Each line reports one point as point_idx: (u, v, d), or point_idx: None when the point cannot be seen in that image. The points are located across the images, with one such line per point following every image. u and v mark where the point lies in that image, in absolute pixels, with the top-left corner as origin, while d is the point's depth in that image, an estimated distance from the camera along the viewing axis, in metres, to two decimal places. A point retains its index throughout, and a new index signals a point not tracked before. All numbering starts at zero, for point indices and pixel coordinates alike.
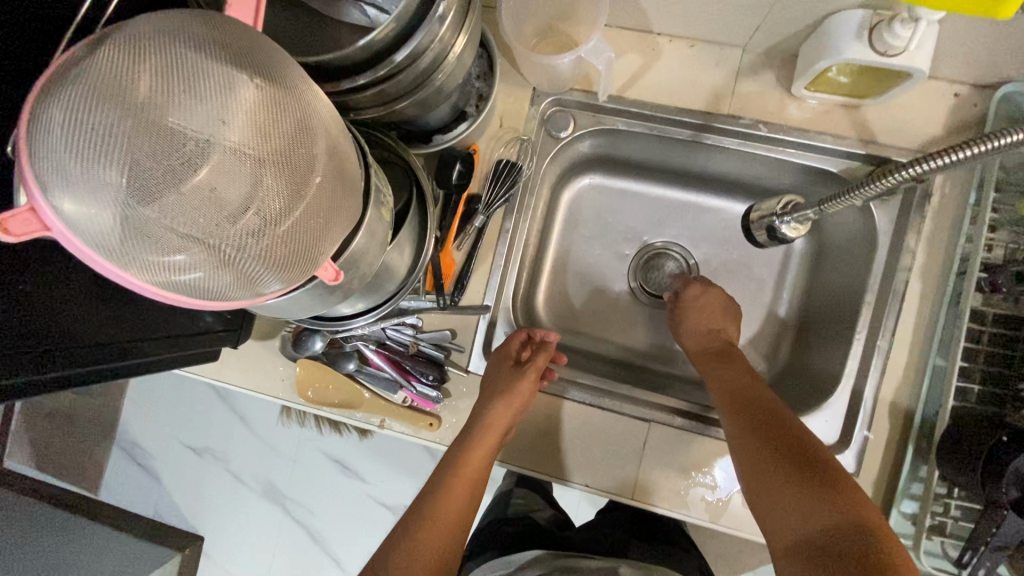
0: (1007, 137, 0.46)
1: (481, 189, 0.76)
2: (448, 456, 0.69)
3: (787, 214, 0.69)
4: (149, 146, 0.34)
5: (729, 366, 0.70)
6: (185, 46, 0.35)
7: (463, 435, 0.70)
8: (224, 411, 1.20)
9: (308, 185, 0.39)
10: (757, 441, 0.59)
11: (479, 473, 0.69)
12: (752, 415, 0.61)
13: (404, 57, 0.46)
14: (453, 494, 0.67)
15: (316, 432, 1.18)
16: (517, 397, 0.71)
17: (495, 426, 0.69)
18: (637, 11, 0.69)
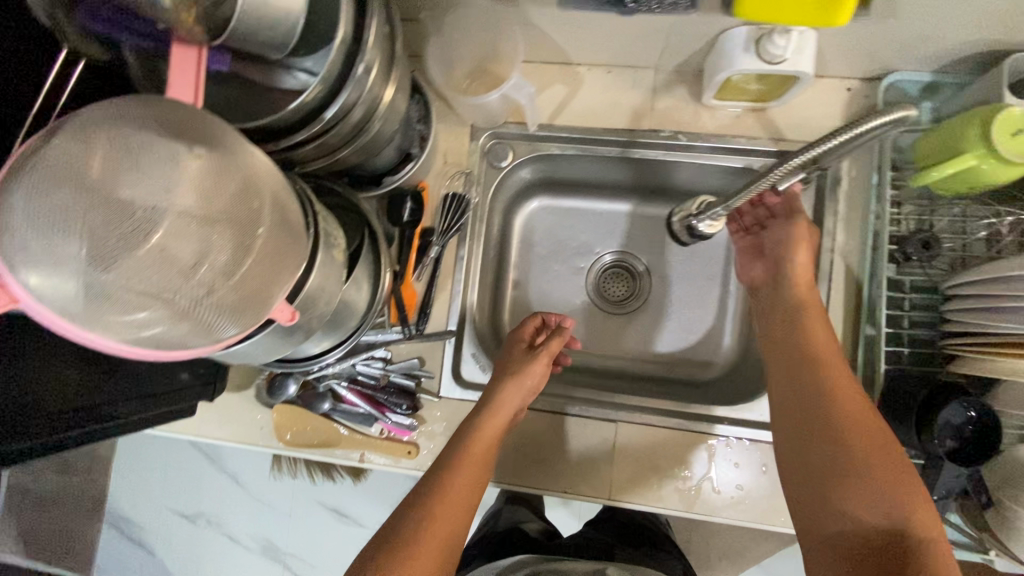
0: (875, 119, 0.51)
1: (433, 223, 0.80)
2: (457, 433, 0.70)
3: (702, 214, 0.73)
4: (105, 220, 0.38)
5: (810, 336, 0.65)
6: (132, 128, 0.40)
7: (473, 413, 0.71)
8: (209, 469, 1.19)
9: (256, 237, 0.43)
10: (819, 432, 0.59)
11: (488, 454, 0.68)
12: (828, 401, 0.60)
13: (333, 113, 0.50)
14: (463, 469, 0.66)
15: (310, 482, 1.17)
16: (528, 378, 0.74)
17: (505, 405, 0.71)
18: (555, 47, 0.76)
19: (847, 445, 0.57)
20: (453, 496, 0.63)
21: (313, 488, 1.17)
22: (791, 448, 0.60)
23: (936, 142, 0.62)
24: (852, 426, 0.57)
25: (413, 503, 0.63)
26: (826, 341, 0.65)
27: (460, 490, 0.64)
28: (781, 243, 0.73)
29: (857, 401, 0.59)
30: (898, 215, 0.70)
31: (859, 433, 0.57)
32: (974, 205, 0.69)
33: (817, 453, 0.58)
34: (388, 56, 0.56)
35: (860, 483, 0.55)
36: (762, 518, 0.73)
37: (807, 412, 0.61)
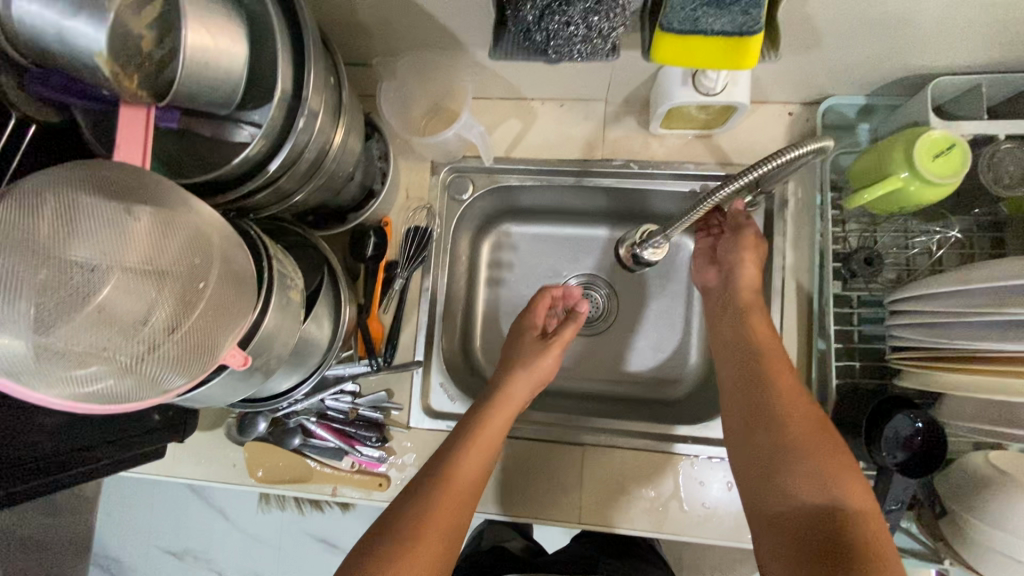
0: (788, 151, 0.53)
1: (397, 256, 0.82)
2: (462, 424, 0.71)
3: (645, 242, 0.75)
4: (49, 281, 0.40)
5: (753, 332, 0.69)
6: (81, 190, 0.42)
7: (477, 406, 0.73)
8: (195, 505, 1.18)
9: (200, 291, 0.45)
10: (763, 415, 0.63)
11: (494, 446, 0.69)
12: (769, 392, 0.64)
13: (278, 166, 0.52)
14: (469, 458, 0.67)
15: (298, 513, 1.16)
16: (540, 366, 0.77)
17: (516, 392, 0.74)
18: (507, 85, 0.79)
19: (786, 432, 0.60)
20: (459, 485, 0.65)
21: (303, 519, 1.16)
22: (734, 431, 0.65)
23: (869, 162, 0.65)
24: (790, 415, 0.61)
25: (419, 489, 0.64)
26: (770, 336, 0.68)
27: (466, 478, 0.66)
28: (732, 254, 0.75)
29: (795, 392, 0.63)
30: (842, 233, 0.73)
31: (797, 421, 0.61)
32: (911, 221, 0.72)
33: (760, 441, 0.62)
34: (335, 104, 0.59)
35: (797, 466, 0.58)
36: (731, 536, 0.73)
37: (751, 404, 0.65)
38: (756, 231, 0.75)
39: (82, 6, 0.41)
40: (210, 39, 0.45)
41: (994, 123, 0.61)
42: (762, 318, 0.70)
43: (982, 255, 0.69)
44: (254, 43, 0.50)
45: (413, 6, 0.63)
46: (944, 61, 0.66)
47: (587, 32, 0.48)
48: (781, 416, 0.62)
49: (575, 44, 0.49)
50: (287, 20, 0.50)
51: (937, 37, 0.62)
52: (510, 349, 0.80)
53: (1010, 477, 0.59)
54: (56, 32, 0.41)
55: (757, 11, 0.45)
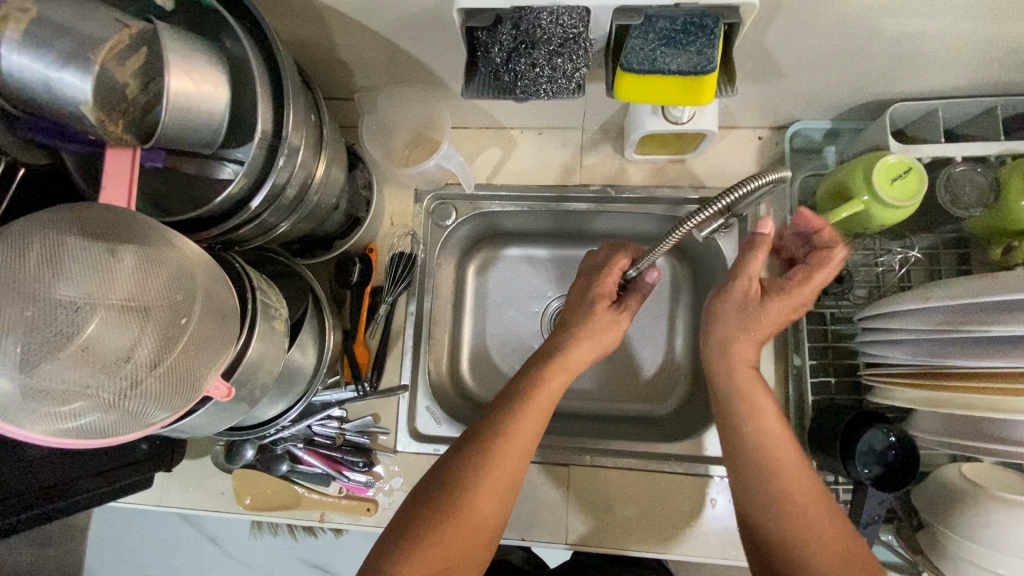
0: (751, 180, 0.52)
1: (382, 281, 0.83)
2: (470, 449, 0.62)
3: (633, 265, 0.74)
4: (33, 322, 0.41)
5: (749, 411, 0.62)
6: (68, 232, 0.43)
7: (487, 425, 0.64)
8: (186, 535, 1.16)
9: (183, 326, 0.46)
10: (806, 538, 0.56)
11: (511, 478, 0.62)
12: (782, 485, 0.58)
13: (259, 202, 0.54)
14: (481, 493, 0.60)
15: (291, 540, 1.15)
16: (604, 336, 0.73)
17: (574, 362, 0.71)
18: (487, 115, 0.82)
19: (809, 531, 0.57)
20: (494, 477, 0.61)
21: (297, 545, 1.14)
22: (774, 553, 0.58)
23: (835, 185, 0.67)
24: (808, 510, 0.57)
25: (454, 472, 0.61)
26: (768, 411, 0.61)
27: (504, 472, 0.61)
28: (755, 309, 0.63)
29: (802, 475, 0.59)
30: None
31: (815, 515, 0.57)
32: (879, 239, 0.73)
33: (781, 544, 0.57)
34: (316, 139, 0.61)
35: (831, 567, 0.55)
36: (716, 553, 0.74)
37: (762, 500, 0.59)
38: (754, 285, 0.62)
39: (68, 60, 0.43)
40: (192, 85, 0.47)
41: (949, 146, 0.64)
42: (763, 393, 0.62)
43: (949, 270, 0.71)
44: (235, 86, 0.53)
45: (391, 44, 0.66)
46: (899, 89, 0.70)
47: (551, 72, 0.53)
48: (796, 514, 0.57)
49: (541, 83, 0.54)
50: (267, 64, 0.53)
51: (889, 65, 0.65)
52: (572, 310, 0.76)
53: (983, 488, 0.60)
54: (44, 83, 0.44)
55: (710, 51, 0.49)
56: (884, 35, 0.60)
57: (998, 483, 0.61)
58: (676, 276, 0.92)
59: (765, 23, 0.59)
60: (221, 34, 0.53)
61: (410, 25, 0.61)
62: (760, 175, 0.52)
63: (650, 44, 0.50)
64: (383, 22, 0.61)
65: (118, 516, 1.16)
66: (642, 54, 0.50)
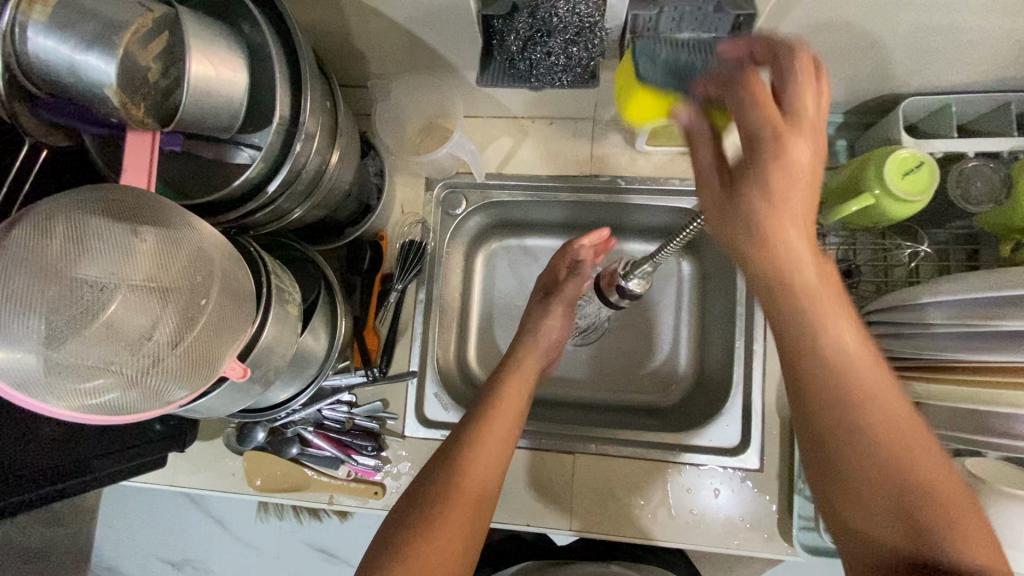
0: None
1: (392, 268, 0.84)
2: (448, 458, 0.64)
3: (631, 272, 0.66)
4: (58, 299, 0.42)
5: (837, 341, 0.45)
6: (91, 212, 0.44)
7: (468, 415, 0.69)
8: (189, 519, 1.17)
9: (203, 306, 0.47)
10: (871, 453, 0.44)
11: (496, 459, 0.65)
12: (873, 418, 0.45)
13: (276, 187, 0.54)
14: (461, 498, 0.60)
15: (296, 523, 1.16)
16: (544, 330, 0.81)
17: (528, 362, 0.77)
18: (499, 105, 0.83)
19: (905, 469, 0.43)
20: (479, 453, 0.65)
21: (301, 529, 1.16)
22: (829, 476, 0.46)
23: (846, 179, 0.67)
24: (910, 454, 0.44)
25: (446, 456, 0.64)
26: (854, 333, 0.46)
27: (487, 448, 0.65)
28: (792, 179, 0.42)
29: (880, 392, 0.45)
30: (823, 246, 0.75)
31: (911, 443, 0.44)
32: (888, 235, 0.74)
33: (833, 455, 0.46)
34: (331, 126, 0.61)
35: (928, 500, 0.43)
36: (720, 542, 0.74)
37: (827, 440, 0.46)
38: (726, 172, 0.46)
39: (93, 42, 0.44)
40: (212, 70, 0.48)
41: (962, 142, 0.65)
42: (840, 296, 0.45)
43: (958, 266, 0.71)
44: (253, 71, 0.53)
45: (406, 32, 0.66)
46: (913, 83, 0.70)
47: (567, 61, 0.53)
48: (877, 454, 0.44)
49: (557, 73, 0.53)
50: (286, 50, 0.53)
51: (904, 60, 0.65)
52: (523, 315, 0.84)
53: (986, 484, 0.61)
54: (68, 65, 0.44)
55: None
56: (900, 28, 0.60)
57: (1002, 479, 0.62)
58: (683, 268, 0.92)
59: (782, 15, 0.59)
60: (241, 20, 0.54)
61: (426, 13, 0.61)
62: None
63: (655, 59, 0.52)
64: (400, 10, 0.62)
65: (128, 497, 1.18)
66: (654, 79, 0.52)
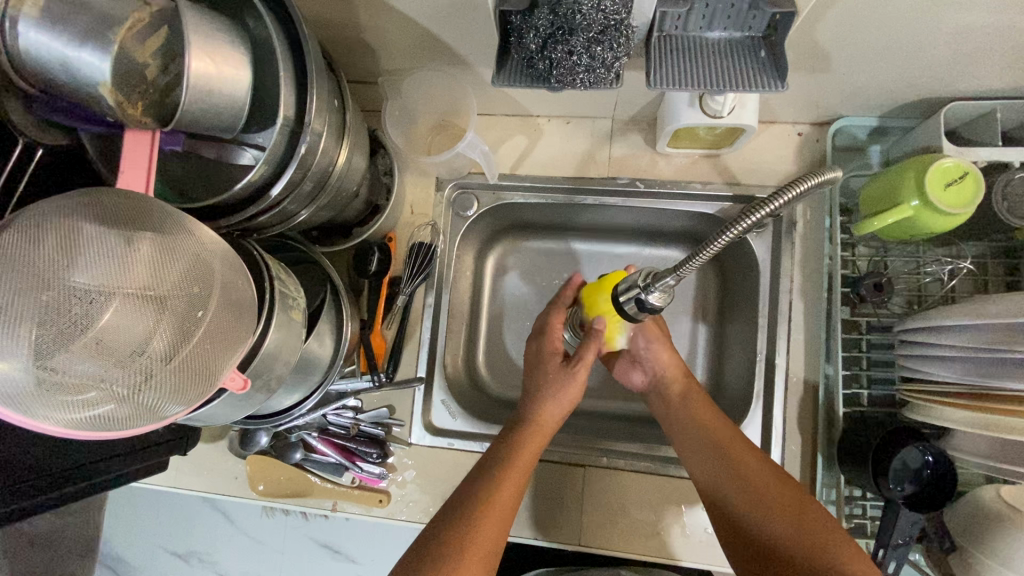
0: (789, 192, 0.50)
1: (401, 271, 0.82)
2: (454, 518, 0.61)
3: (650, 285, 0.60)
4: (47, 310, 0.40)
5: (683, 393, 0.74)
6: (83, 218, 0.42)
7: (477, 481, 0.65)
8: (159, 526, 1.02)
9: (199, 319, 0.45)
10: (706, 438, 0.68)
11: (497, 536, 0.60)
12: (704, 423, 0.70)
13: (279, 191, 0.52)
14: (467, 560, 0.57)
15: (303, 518, 0.97)
16: (569, 390, 0.73)
17: (548, 420, 0.72)
18: (514, 103, 0.80)
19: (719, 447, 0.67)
20: (484, 529, 0.60)
21: (309, 523, 0.98)
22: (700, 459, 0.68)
23: (879, 189, 0.63)
24: (724, 442, 0.67)
25: (446, 528, 0.60)
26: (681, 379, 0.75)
27: (491, 523, 0.61)
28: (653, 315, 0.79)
29: (773, 496, 0.61)
30: (851, 257, 0.72)
31: (736, 455, 0.66)
32: (923, 248, 0.71)
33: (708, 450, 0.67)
34: (338, 125, 0.58)
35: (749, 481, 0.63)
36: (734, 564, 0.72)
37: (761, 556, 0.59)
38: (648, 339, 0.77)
39: (87, 38, 0.42)
40: (213, 67, 0.45)
41: (1009, 150, 0.61)
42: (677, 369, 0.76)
43: (997, 282, 0.68)
44: (257, 68, 0.50)
45: (417, 26, 0.63)
46: (954, 88, 0.66)
47: (590, 61, 0.49)
48: (761, 508, 0.61)
49: (578, 73, 0.50)
50: (291, 47, 0.51)
51: (949, 63, 0.61)
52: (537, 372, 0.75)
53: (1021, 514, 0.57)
54: (61, 61, 0.42)
55: (755, 68, 0.50)
56: (948, 28, 0.55)
57: None
58: (704, 281, 0.89)
59: (819, 13, 0.55)
60: (245, 15, 0.51)
61: (439, 7, 0.58)
62: (799, 186, 0.49)
63: (677, 68, 0.50)
64: (413, 5, 0.59)
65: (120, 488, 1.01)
66: (676, 87, 0.49)
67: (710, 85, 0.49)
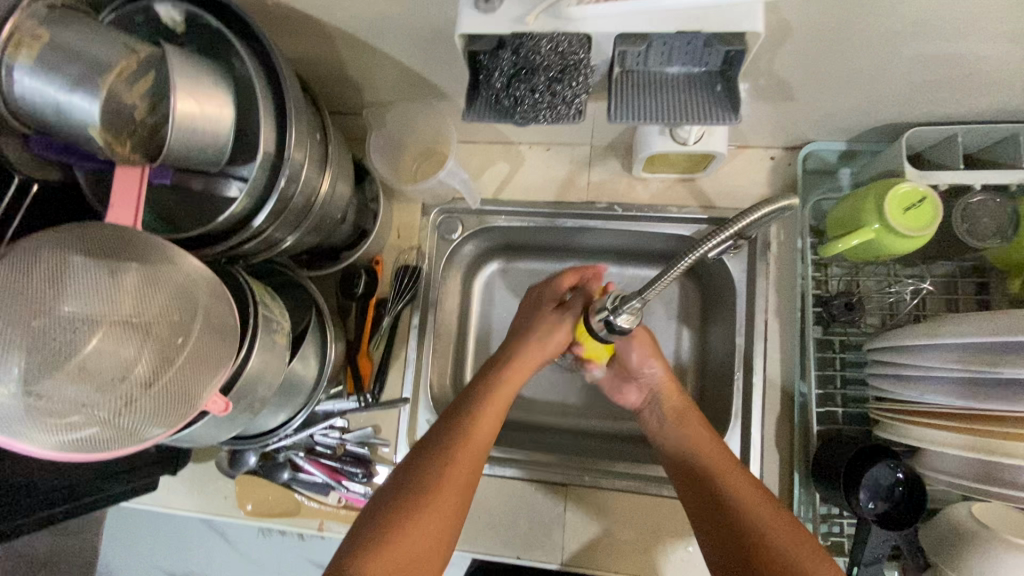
0: (741, 219, 0.52)
1: (387, 292, 0.84)
2: (418, 463, 0.63)
3: (618, 308, 0.61)
4: (36, 338, 0.42)
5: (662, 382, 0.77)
6: (70, 249, 0.45)
7: (442, 430, 0.66)
8: (155, 548, 1.03)
9: (180, 346, 0.47)
10: (690, 435, 0.71)
11: (461, 491, 0.62)
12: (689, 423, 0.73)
13: (262, 221, 0.54)
14: (432, 507, 0.59)
15: (298, 538, 0.98)
16: (548, 338, 0.74)
17: (523, 365, 0.73)
18: (496, 131, 0.83)
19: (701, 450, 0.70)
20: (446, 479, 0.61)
21: (304, 544, 0.98)
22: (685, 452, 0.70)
23: (845, 212, 0.65)
24: (707, 444, 0.70)
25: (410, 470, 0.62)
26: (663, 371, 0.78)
27: (454, 476, 0.62)
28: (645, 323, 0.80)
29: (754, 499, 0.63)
30: (824, 277, 0.74)
31: (716, 456, 0.68)
32: (895, 267, 0.73)
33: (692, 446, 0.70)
34: (320, 156, 0.61)
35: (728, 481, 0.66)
36: None
37: (735, 552, 0.61)
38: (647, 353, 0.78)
39: (79, 85, 0.45)
40: (197, 108, 0.48)
41: (969, 174, 0.63)
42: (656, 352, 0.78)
43: (969, 299, 0.70)
44: (240, 106, 0.53)
45: (396, 62, 0.66)
46: (915, 114, 0.68)
47: (552, 98, 0.52)
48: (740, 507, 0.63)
49: (541, 109, 0.53)
50: (271, 85, 0.53)
51: (907, 89, 0.63)
52: (528, 321, 0.77)
53: (993, 531, 0.58)
54: (54, 106, 0.45)
55: (712, 103, 0.52)
56: (901, 58, 0.58)
57: (1008, 527, 0.59)
58: (686, 299, 0.90)
59: (777, 44, 0.57)
60: (230, 57, 0.54)
61: (416, 44, 0.61)
62: (750, 213, 0.52)
63: (637, 104, 0.52)
64: (391, 43, 0.62)
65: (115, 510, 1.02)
66: (636, 121, 0.51)
67: (670, 117, 0.51)
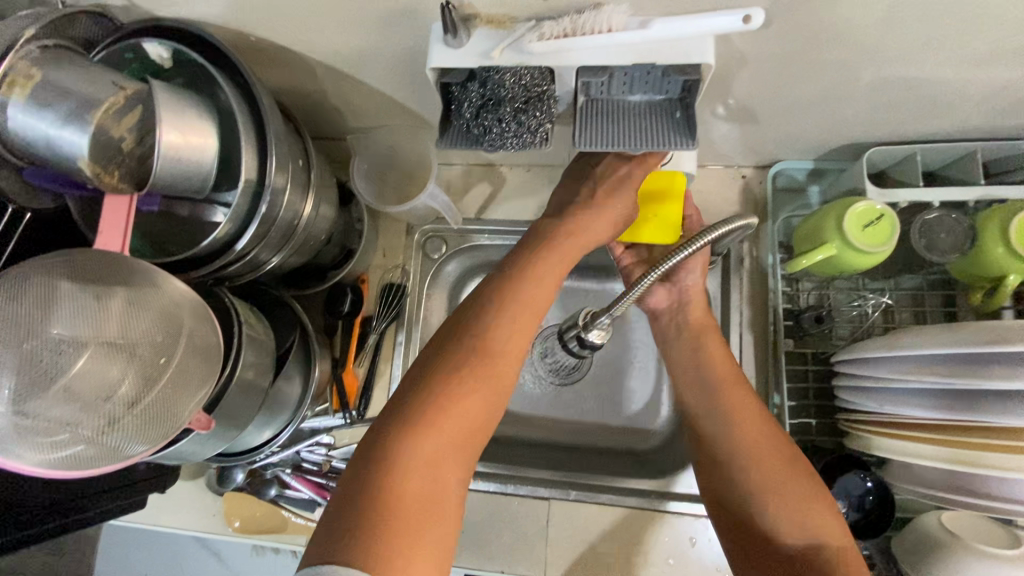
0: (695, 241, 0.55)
1: (373, 310, 0.86)
2: (462, 331, 0.57)
3: (589, 324, 0.64)
4: (26, 361, 0.45)
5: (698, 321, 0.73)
6: (60, 275, 0.47)
7: (481, 309, 0.58)
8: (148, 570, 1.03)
9: (163, 365, 0.49)
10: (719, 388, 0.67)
11: (500, 381, 0.56)
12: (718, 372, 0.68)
13: (244, 244, 0.56)
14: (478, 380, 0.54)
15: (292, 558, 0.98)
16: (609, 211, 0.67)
17: (574, 239, 0.66)
18: (478, 154, 0.86)
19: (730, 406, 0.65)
20: (492, 358, 0.56)
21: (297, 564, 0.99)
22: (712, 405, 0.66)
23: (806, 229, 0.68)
24: (736, 400, 0.65)
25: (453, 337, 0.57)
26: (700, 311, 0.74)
27: (505, 353, 0.57)
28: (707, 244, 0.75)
29: (780, 472, 0.59)
30: (795, 292, 0.76)
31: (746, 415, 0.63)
32: (862, 282, 0.75)
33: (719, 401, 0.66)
34: (303, 181, 0.64)
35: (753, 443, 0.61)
36: None
37: (744, 517, 0.60)
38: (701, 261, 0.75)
39: (70, 121, 0.48)
40: (183, 139, 0.50)
41: (926, 191, 0.65)
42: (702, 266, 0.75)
43: (935, 312, 0.73)
44: (223, 136, 0.56)
45: (377, 90, 0.69)
46: (874, 135, 0.71)
47: (517, 127, 0.54)
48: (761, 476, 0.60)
49: (507, 138, 0.55)
50: (253, 115, 0.56)
51: (864, 111, 0.66)
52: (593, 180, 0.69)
53: (960, 539, 0.59)
54: (46, 140, 0.48)
55: (674, 129, 0.55)
56: (853, 83, 0.61)
57: (975, 534, 0.60)
58: None
59: (735, 70, 0.60)
60: (214, 90, 0.57)
61: (394, 75, 0.64)
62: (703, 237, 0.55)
63: (601, 130, 0.55)
64: (369, 73, 0.65)
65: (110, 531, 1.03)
66: (598, 147, 0.54)
67: (634, 143, 0.53)
